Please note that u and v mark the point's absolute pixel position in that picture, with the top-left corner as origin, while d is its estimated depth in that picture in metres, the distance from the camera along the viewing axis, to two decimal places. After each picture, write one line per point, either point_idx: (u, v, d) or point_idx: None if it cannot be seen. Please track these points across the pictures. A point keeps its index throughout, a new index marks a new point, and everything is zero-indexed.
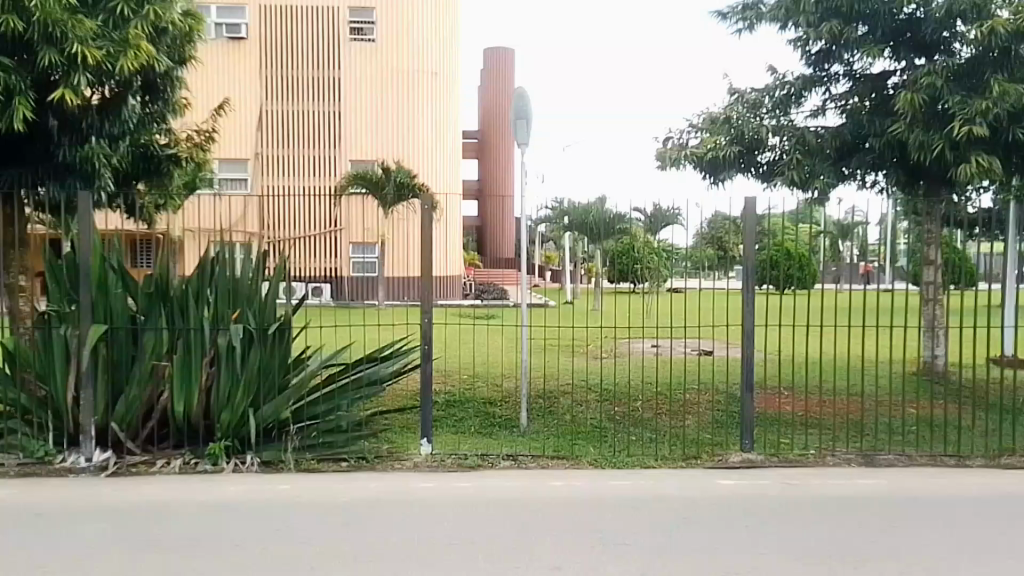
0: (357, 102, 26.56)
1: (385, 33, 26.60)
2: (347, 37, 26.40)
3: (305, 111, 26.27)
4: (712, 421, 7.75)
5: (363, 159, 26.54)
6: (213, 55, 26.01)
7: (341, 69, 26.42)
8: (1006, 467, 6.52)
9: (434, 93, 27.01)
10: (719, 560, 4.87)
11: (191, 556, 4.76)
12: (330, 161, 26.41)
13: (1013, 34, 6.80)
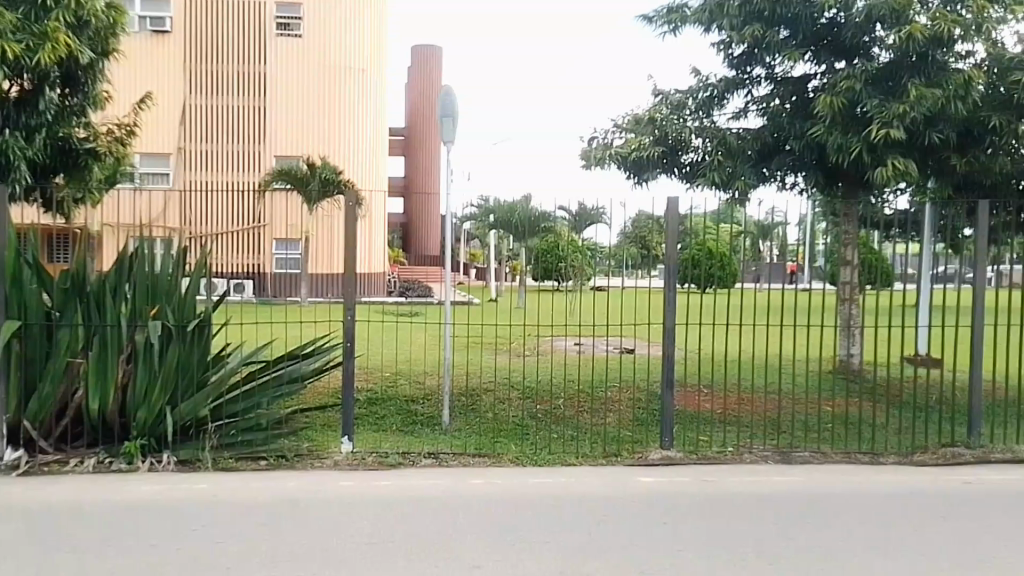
0: (283, 97, 26.85)
1: (310, 29, 27.03)
2: (274, 32, 26.74)
3: (231, 106, 26.44)
4: (633, 420, 7.87)
5: (292, 153, 26.82)
6: (139, 50, 25.78)
7: (267, 64, 26.73)
8: (917, 462, 6.65)
9: (360, 88, 27.61)
10: (638, 555, 4.85)
11: (98, 556, 4.61)
12: (256, 156, 26.63)
13: (929, 40, 6.67)
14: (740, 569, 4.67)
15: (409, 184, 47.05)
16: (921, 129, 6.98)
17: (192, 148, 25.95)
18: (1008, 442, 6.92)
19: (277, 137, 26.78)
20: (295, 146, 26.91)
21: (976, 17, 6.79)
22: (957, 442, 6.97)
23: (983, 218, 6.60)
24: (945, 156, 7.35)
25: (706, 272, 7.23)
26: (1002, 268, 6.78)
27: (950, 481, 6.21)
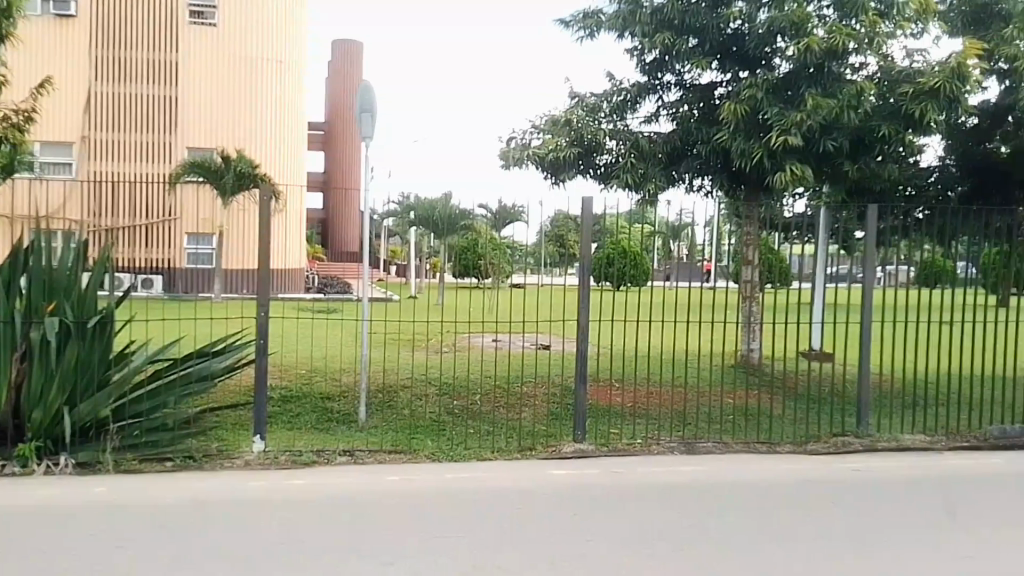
0: (196, 88, 26.06)
1: (227, 19, 26.32)
2: (187, 20, 25.90)
3: (140, 95, 25.52)
4: (547, 414, 8.09)
5: (204, 146, 26.03)
6: (39, 34, 24.85)
7: (179, 53, 25.89)
8: (811, 451, 7.05)
9: (278, 81, 27.03)
10: (547, 547, 4.99)
11: None
12: (165, 147, 25.76)
13: (826, 52, 7.05)
14: (644, 558, 4.85)
15: (328, 180, 46.36)
16: (816, 137, 7.38)
17: (96, 138, 24.95)
18: (893, 431, 7.40)
19: (188, 129, 25.96)
20: (207, 138, 26.15)
21: (868, 32, 7.17)
22: (848, 431, 7.41)
23: (872, 222, 7.14)
24: (839, 162, 7.76)
25: (620, 270, 7.50)
26: (889, 268, 7.27)
27: (841, 468, 6.61)
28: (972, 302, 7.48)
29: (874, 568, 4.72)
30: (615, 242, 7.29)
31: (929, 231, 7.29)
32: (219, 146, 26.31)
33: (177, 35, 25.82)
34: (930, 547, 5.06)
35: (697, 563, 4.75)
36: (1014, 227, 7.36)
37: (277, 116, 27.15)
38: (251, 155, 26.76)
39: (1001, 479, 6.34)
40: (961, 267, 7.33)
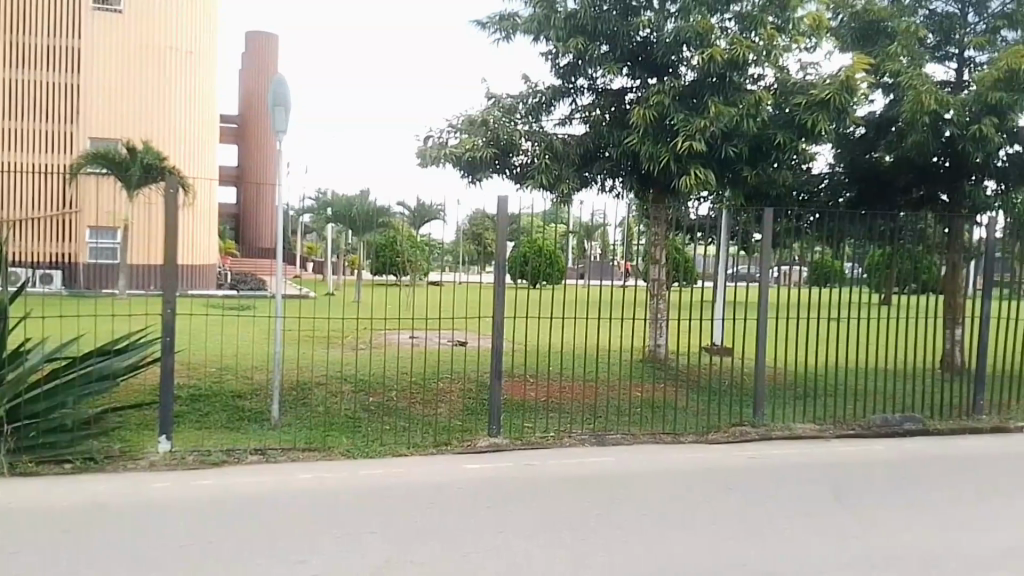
0: (100, 76, 25.09)
1: (133, 5, 25.45)
2: (89, 6, 24.91)
3: (38, 81, 24.40)
4: (463, 408, 8.24)
5: (108, 136, 25.09)
6: None
7: (81, 39, 24.85)
8: (712, 441, 7.45)
9: (188, 72, 26.31)
10: (457, 540, 5.13)
11: None
12: (65, 137, 24.70)
13: (727, 63, 7.45)
14: (549, 547, 5.05)
15: (242, 173, 45.25)
16: (719, 143, 7.79)
17: None
18: (787, 420, 7.90)
19: (90, 118, 24.96)
20: (112, 128, 25.21)
21: (766, 44, 7.59)
22: (745, 421, 7.86)
23: (768, 225, 7.55)
24: (739, 168, 8.20)
25: (537, 268, 7.63)
26: (784, 269, 7.72)
27: (738, 457, 7.00)
28: (858, 300, 7.98)
29: (764, 548, 5.07)
30: (532, 240, 7.48)
31: (818, 232, 7.75)
32: (124, 137, 25.40)
33: (79, 20, 24.78)
34: (813, 528, 5.46)
35: (602, 550, 5.00)
36: (897, 230, 7.89)
37: (188, 107, 26.38)
38: (159, 147, 25.91)
39: (881, 464, 6.86)
40: (850, 267, 7.84)
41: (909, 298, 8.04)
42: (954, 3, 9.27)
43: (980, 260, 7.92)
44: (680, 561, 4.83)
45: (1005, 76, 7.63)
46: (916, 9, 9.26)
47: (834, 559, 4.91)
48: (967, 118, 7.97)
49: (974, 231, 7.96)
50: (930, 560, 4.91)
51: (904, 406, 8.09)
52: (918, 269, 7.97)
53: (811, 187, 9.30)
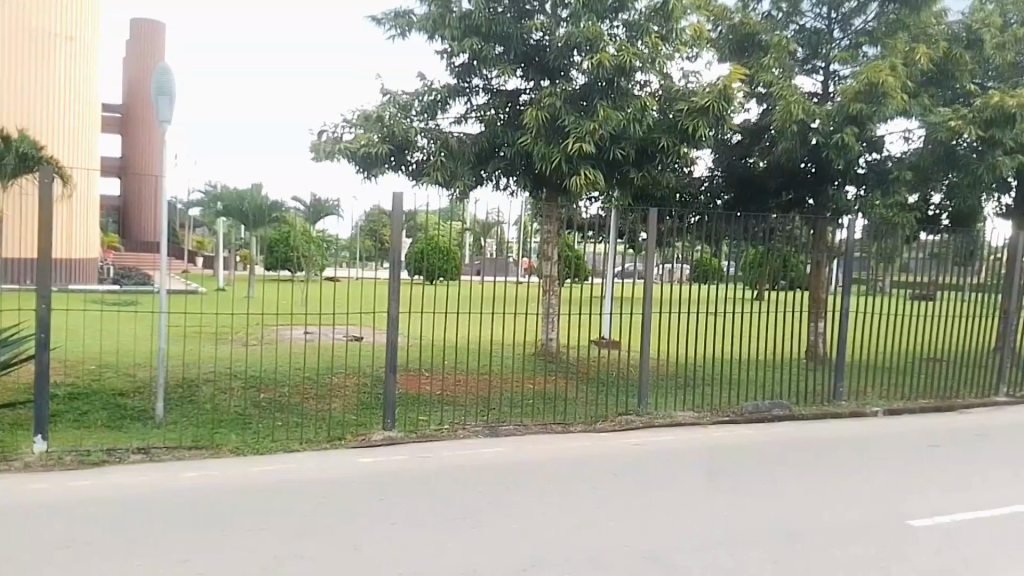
0: None
1: None
2: None
3: None
4: (357, 403, 8.27)
5: None
6: None
7: None
8: (599, 430, 7.82)
9: (65, 57, 24.98)
10: (349, 534, 5.19)
11: None
12: None
13: (615, 69, 7.78)
14: (442, 537, 5.18)
15: (126, 165, 43.20)
16: (607, 145, 8.17)
17: None
18: (668, 409, 8.39)
19: None
20: None
21: (651, 52, 7.96)
22: (630, 411, 8.29)
23: (652, 224, 7.95)
24: (626, 170, 8.59)
25: (435, 266, 7.72)
26: (668, 267, 8.17)
27: (624, 445, 7.36)
28: (737, 296, 8.58)
29: (646, 530, 5.37)
30: (429, 238, 7.53)
31: (699, 233, 8.22)
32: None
33: None
34: (692, 509, 5.82)
35: (495, 537, 5.17)
36: (771, 231, 8.49)
37: (65, 94, 25.04)
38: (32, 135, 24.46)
39: (753, 449, 7.37)
40: (727, 265, 8.38)
41: (780, 294, 8.65)
42: (821, 20, 10.05)
43: (842, 261, 8.64)
44: (566, 544, 5.06)
45: (865, 89, 8.27)
46: (787, 23, 10.04)
47: (709, 537, 5.26)
48: (831, 128, 8.63)
49: (837, 232, 8.59)
50: (794, 534, 5.33)
51: (773, 393, 8.77)
52: (787, 268, 8.58)
53: (691, 191, 9.75)
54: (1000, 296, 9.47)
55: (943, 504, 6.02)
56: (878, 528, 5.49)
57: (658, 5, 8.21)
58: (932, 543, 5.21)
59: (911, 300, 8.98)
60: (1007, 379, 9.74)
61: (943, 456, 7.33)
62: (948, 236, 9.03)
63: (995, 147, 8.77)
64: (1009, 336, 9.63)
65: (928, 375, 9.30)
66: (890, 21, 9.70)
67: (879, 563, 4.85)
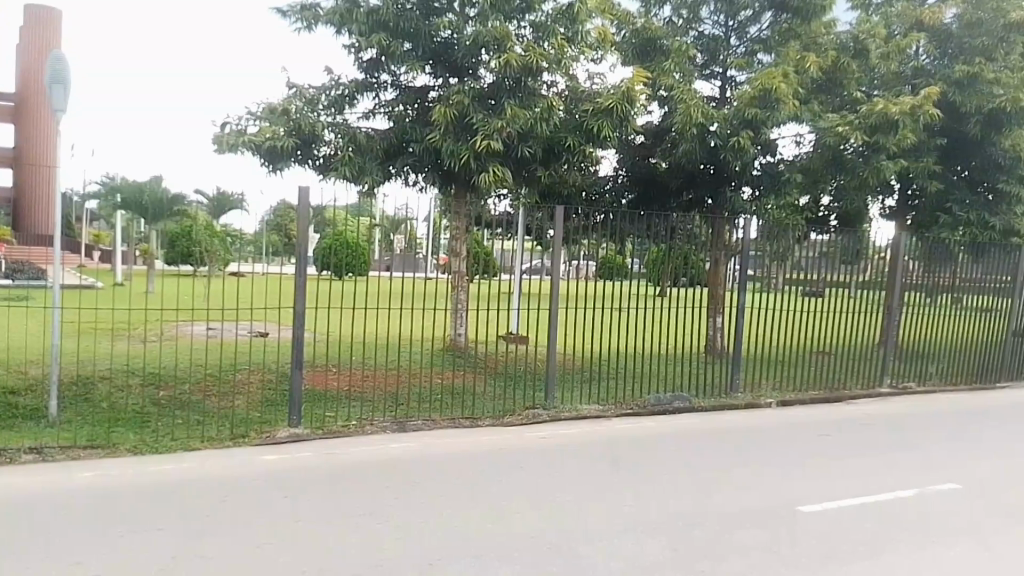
0: None
1: None
2: None
3: None
4: (262, 400, 8.17)
5: None
6: None
7: None
8: (506, 423, 7.98)
9: None
10: (252, 532, 5.12)
11: None
12: None
13: (522, 68, 7.92)
14: (347, 532, 5.17)
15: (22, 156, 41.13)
16: (515, 144, 8.29)
17: None
18: (574, 402, 8.61)
19: None
20: None
21: (557, 54, 8.12)
22: (538, 405, 8.47)
23: (559, 221, 8.17)
24: (533, 168, 8.76)
25: (339, 261, 7.47)
26: (575, 264, 8.38)
27: (531, 439, 7.50)
28: (643, 294, 8.85)
29: (550, 520, 5.49)
30: (337, 232, 7.41)
31: (604, 232, 8.42)
32: None
33: None
34: (595, 499, 5.96)
35: (401, 532, 5.18)
36: (673, 229, 8.82)
37: None
38: None
39: (655, 440, 7.62)
40: (632, 262, 8.67)
41: (683, 291, 8.98)
42: (719, 27, 10.45)
43: (738, 257, 9.14)
44: (470, 536, 5.12)
45: (759, 95, 8.74)
46: (687, 29, 10.40)
47: (611, 526, 5.40)
48: (728, 131, 9.05)
49: (734, 232, 9.07)
50: (692, 521, 5.53)
51: (674, 387, 9.14)
52: (687, 265, 8.97)
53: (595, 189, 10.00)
54: (885, 294, 10.06)
55: (830, 490, 6.35)
56: (769, 513, 5.77)
57: (563, 7, 8.41)
58: (820, 526, 5.48)
59: (804, 297, 9.47)
60: (890, 372, 10.37)
61: (831, 445, 7.74)
62: (836, 236, 9.52)
63: (879, 152, 9.33)
64: (891, 331, 10.22)
65: (817, 369, 9.84)
66: (783, 30, 10.19)
67: (771, 546, 5.08)
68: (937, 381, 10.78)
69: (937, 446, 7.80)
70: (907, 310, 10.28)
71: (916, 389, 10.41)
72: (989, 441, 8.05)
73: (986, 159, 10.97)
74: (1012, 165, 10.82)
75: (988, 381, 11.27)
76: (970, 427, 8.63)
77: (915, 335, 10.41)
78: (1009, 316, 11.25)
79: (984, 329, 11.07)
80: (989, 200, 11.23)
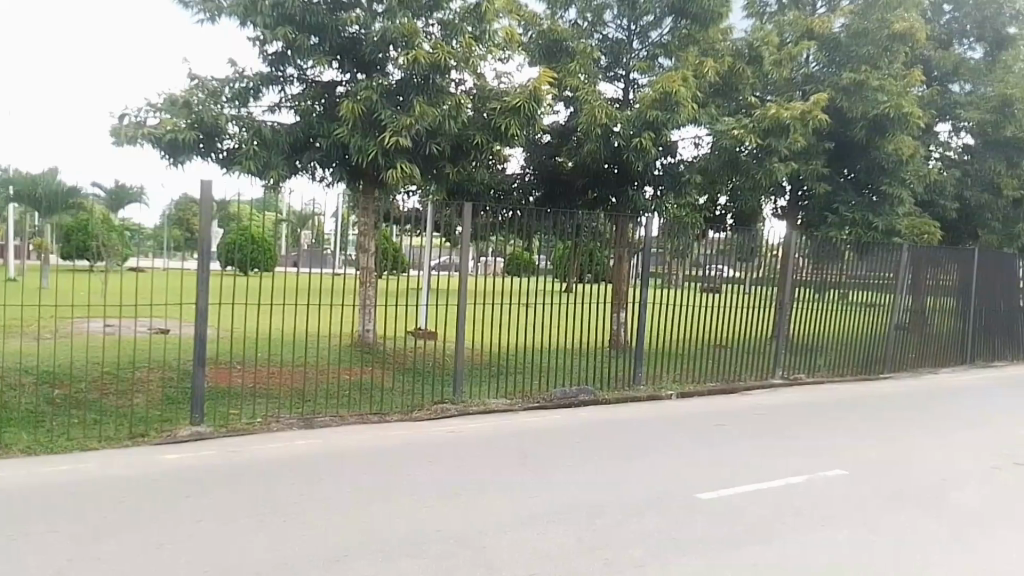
0: None
1: None
2: None
3: None
4: (162, 397, 8.00)
5: None
6: None
7: None
8: (415, 419, 8.07)
9: None
10: (152, 532, 4.99)
11: None
12: None
13: (430, 66, 8.00)
14: (250, 529, 5.10)
15: None
16: (423, 140, 8.34)
17: None
18: (482, 396, 8.80)
19: None
20: None
21: (464, 52, 8.25)
22: (446, 399, 8.60)
23: (468, 217, 8.21)
24: (441, 165, 8.81)
25: (245, 257, 7.30)
26: (484, 259, 8.49)
27: (438, 434, 7.58)
28: (547, 289, 9.07)
29: (456, 512, 5.55)
30: (242, 228, 7.22)
31: (511, 228, 8.56)
32: None
33: None
34: (501, 491, 6.05)
35: (305, 527, 5.13)
36: (578, 226, 9.03)
37: None
38: None
39: (560, 433, 7.81)
40: (539, 259, 8.83)
41: (588, 287, 9.26)
42: (622, 31, 10.75)
43: (641, 254, 9.45)
44: (376, 530, 5.14)
45: (660, 98, 9.11)
46: (592, 32, 10.66)
47: (517, 517, 5.48)
48: (631, 132, 9.41)
49: (636, 229, 9.39)
50: (594, 510, 5.68)
51: (579, 380, 9.46)
52: (592, 262, 9.15)
53: (504, 186, 10.45)
54: (777, 290, 10.63)
55: (727, 477, 6.62)
56: (669, 500, 5.97)
57: (470, 7, 8.55)
58: (716, 512, 5.71)
59: (701, 293, 9.97)
60: (782, 364, 10.97)
61: (728, 435, 8.08)
62: (731, 233, 10.09)
63: (771, 154, 10.11)
64: (783, 324, 10.79)
65: (715, 361, 10.32)
66: (682, 35, 10.55)
67: (669, 532, 5.26)
68: (826, 372, 11.43)
69: (825, 434, 8.25)
70: (799, 305, 10.84)
71: (806, 380, 11.04)
72: (872, 429, 8.56)
73: (870, 162, 11.65)
74: (894, 168, 11.50)
75: (873, 372, 11.99)
76: (855, 415, 9.15)
77: (805, 329, 11.03)
78: (893, 310, 11.98)
79: (869, 322, 11.77)
80: (875, 200, 11.88)
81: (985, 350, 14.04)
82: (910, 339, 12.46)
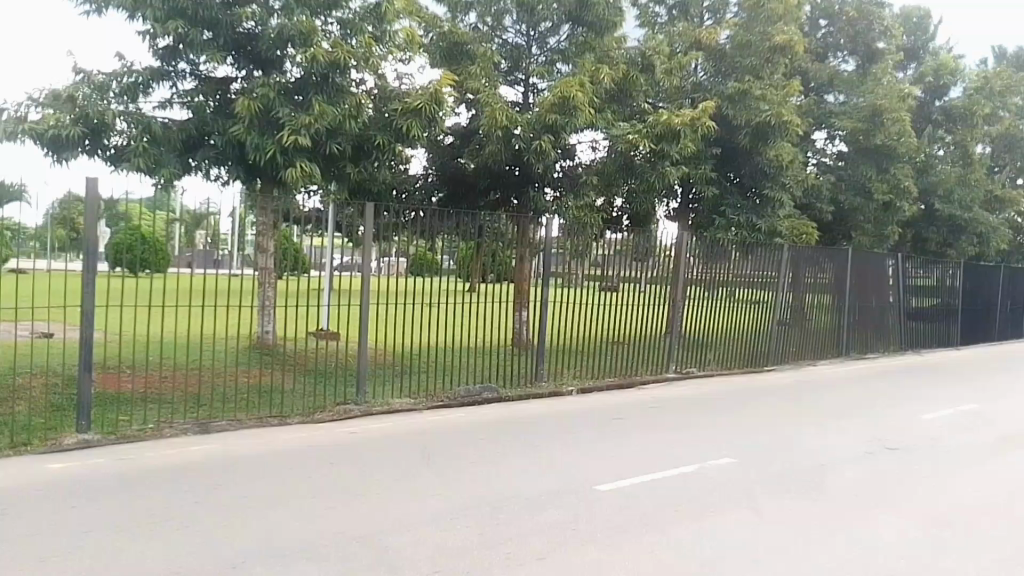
0: None
1: None
2: None
3: None
4: (47, 406, 7.62)
5: None
6: None
7: None
8: (317, 420, 8.08)
9: None
10: (31, 547, 4.72)
11: None
12: None
13: (328, 65, 7.98)
14: (142, 538, 4.92)
15: None
16: (323, 139, 8.25)
17: None
18: (385, 396, 8.88)
19: None
20: None
21: (364, 52, 8.28)
22: (349, 399, 8.65)
23: (370, 217, 8.21)
24: (343, 165, 8.78)
25: (136, 257, 6.97)
26: (388, 260, 8.49)
27: (342, 435, 7.56)
28: (452, 288, 9.12)
29: (357, 513, 5.53)
30: (133, 227, 6.87)
31: (415, 228, 8.62)
32: None
33: None
34: (404, 490, 6.09)
35: (199, 537, 4.98)
36: (481, 227, 9.22)
37: None
38: None
39: (463, 430, 7.95)
40: (442, 259, 8.93)
41: (492, 288, 9.37)
42: (521, 36, 11.03)
43: (542, 254, 9.71)
44: (276, 535, 5.05)
45: (559, 102, 9.43)
46: (493, 36, 10.90)
47: (420, 516, 5.53)
48: (530, 135, 9.68)
49: (537, 229, 9.66)
50: (497, 506, 5.80)
51: (482, 377, 9.66)
52: (495, 261, 9.35)
53: (405, 188, 10.68)
54: (670, 288, 11.14)
55: (625, 469, 6.88)
56: (568, 492, 6.15)
57: (371, 6, 8.62)
58: (611, 504, 5.94)
59: (599, 291, 10.29)
60: (675, 359, 11.51)
61: (623, 428, 8.40)
62: (629, 234, 10.49)
63: (663, 159, 10.66)
64: (675, 320, 11.34)
65: (612, 358, 10.71)
66: (579, 42, 10.92)
67: (568, 525, 5.42)
68: (715, 366, 12.02)
69: (715, 425, 8.70)
70: (689, 302, 11.39)
71: (696, 374, 11.59)
72: (757, 419, 9.07)
73: (754, 168, 12.40)
74: (775, 173, 12.29)
75: (757, 365, 12.68)
76: (743, 407, 9.64)
77: (695, 326, 11.58)
78: (775, 307, 12.71)
79: (754, 318, 12.43)
80: (757, 204, 12.70)
81: (859, 343, 15.07)
82: (792, 333, 13.24)
